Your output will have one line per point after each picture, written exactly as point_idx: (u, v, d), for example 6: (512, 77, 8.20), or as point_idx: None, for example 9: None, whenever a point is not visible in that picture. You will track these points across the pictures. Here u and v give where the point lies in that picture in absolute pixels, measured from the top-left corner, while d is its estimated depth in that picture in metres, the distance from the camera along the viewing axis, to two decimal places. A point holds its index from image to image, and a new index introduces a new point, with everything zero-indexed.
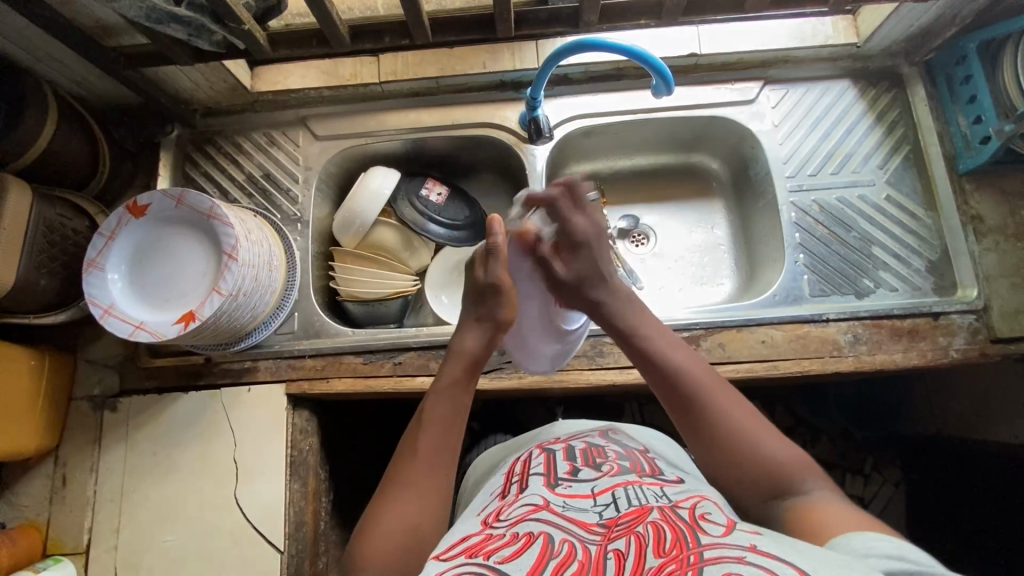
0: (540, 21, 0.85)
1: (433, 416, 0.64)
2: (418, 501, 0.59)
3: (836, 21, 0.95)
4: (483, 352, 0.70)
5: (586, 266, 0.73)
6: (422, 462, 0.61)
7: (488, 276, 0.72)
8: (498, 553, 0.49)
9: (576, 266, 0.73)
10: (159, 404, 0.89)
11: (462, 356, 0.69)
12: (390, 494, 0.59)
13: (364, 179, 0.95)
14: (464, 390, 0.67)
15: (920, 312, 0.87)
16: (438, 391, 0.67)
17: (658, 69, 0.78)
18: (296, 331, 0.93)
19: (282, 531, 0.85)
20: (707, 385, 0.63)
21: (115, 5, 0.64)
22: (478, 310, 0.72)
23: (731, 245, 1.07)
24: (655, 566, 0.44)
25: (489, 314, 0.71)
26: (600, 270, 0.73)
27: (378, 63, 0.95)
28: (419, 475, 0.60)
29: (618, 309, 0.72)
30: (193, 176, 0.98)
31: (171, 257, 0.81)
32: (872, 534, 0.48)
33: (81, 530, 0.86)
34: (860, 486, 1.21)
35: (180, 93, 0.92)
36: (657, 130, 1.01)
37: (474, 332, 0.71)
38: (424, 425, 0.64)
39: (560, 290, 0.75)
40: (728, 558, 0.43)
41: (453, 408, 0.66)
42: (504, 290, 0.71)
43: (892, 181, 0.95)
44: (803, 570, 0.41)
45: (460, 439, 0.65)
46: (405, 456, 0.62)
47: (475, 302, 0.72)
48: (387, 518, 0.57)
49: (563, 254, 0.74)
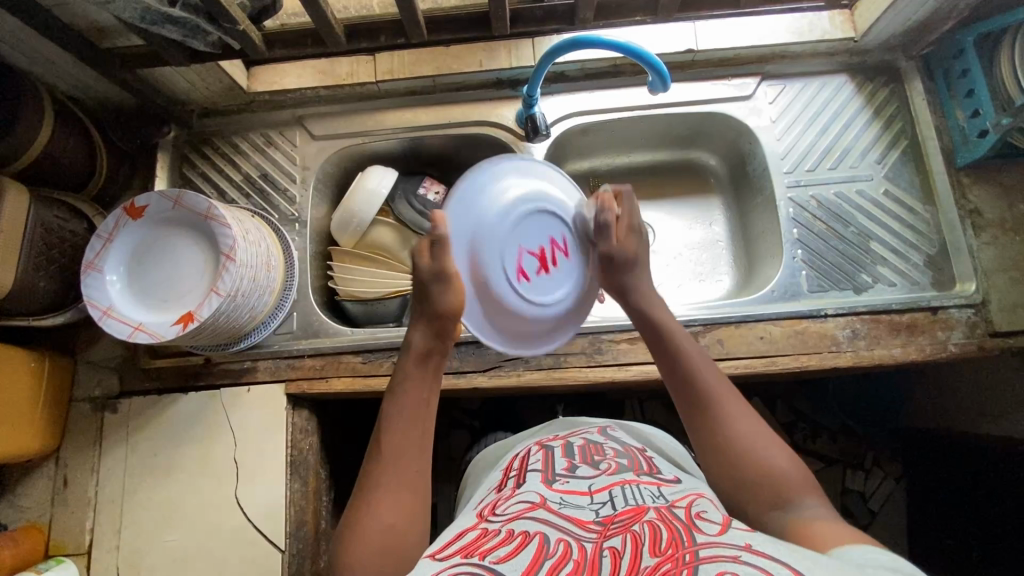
0: (536, 19, 0.85)
1: (398, 416, 0.64)
2: (396, 503, 0.59)
3: (834, 15, 0.94)
4: (438, 345, 0.67)
5: (638, 249, 0.72)
6: (398, 464, 0.61)
7: (431, 266, 0.65)
8: (494, 553, 0.49)
9: (629, 244, 0.71)
10: (159, 404, 0.89)
11: (414, 352, 0.67)
12: (368, 496, 0.59)
13: (362, 179, 0.95)
14: (423, 382, 0.66)
15: (918, 306, 0.87)
16: (399, 389, 0.66)
17: (653, 66, 0.78)
18: (295, 331, 0.93)
19: (283, 529, 0.85)
20: (727, 399, 0.62)
21: (108, 7, 0.64)
22: (422, 304, 0.66)
23: (729, 241, 1.07)
24: (651, 565, 0.44)
25: (433, 306, 0.66)
26: (642, 257, 0.72)
27: (374, 61, 0.95)
28: (395, 481, 0.60)
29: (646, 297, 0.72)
30: (190, 177, 0.98)
31: (156, 257, 0.81)
32: (869, 548, 0.47)
33: (83, 530, 0.87)
34: (860, 480, 1.21)
35: (177, 94, 0.92)
36: (654, 126, 1.01)
37: (420, 325, 0.67)
38: (391, 424, 0.63)
39: (604, 263, 0.72)
40: (723, 557, 0.43)
41: (418, 405, 0.65)
42: (453, 282, 0.65)
43: (890, 175, 0.94)
44: (796, 570, 0.42)
45: (427, 436, 0.64)
46: (377, 461, 0.62)
47: (418, 296, 0.67)
48: (366, 523, 0.57)
49: (623, 230, 0.72)
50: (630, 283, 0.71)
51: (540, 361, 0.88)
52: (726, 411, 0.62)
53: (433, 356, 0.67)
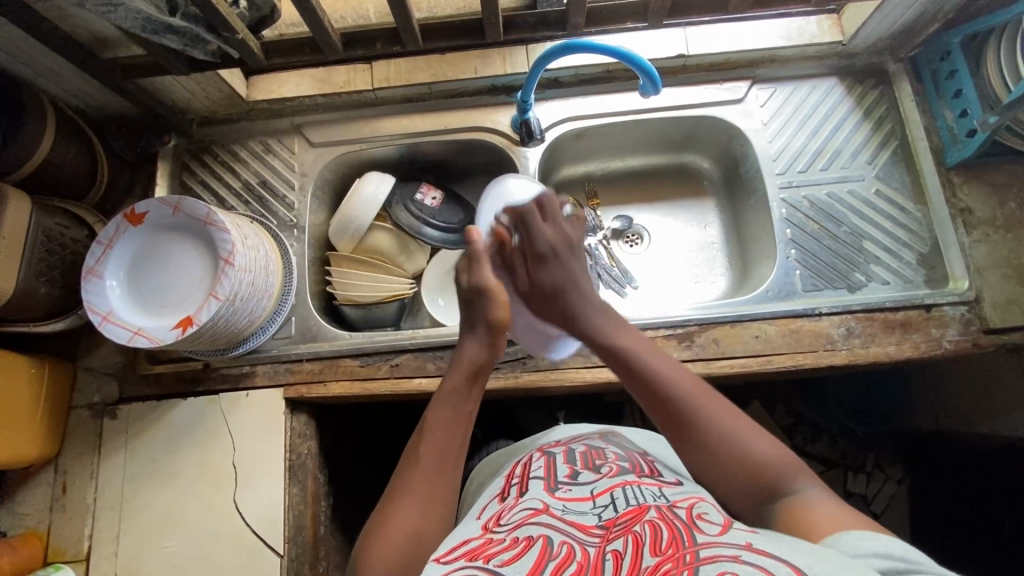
0: (529, 26, 0.87)
1: (439, 425, 0.64)
2: (422, 511, 0.58)
3: (822, 20, 0.96)
4: (484, 360, 0.70)
5: (550, 275, 0.75)
6: (426, 471, 0.61)
7: (471, 283, 0.72)
8: (498, 557, 0.50)
9: (540, 274, 0.75)
10: (159, 410, 0.90)
11: (462, 362, 0.69)
12: (395, 500, 0.59)
13: (359, 186, 0.96)
14: (466, 398, 0.67)
15: (912, 304, 0.87)
16: (442, 398, 0.66)
17: (646, 71, 0.79)
18: (293, 335, 0.93)
19: (282, 534, 0.85)
20: (697, 399, 0.61)
21: (111, 16, 0.65)
22: (470, 317, 0.71)
23: (724, 244, 1.08)
24: (651, 564, 0.44)
25: (479, 318, 0.71)
26: (565, 277, 0.74)
27: (371, 70, 0.97)
28: (422, 489, 0.59)
29: (584, 314, 0.72)
30: (191, 185, 0.99)
31: (169, 263, 0.82)
32: (864, 533, 0.48)
33: (82, 537, 0.87)
34: (862, 483, 1.20)
35: (178, 103, 0.94)
36: (647, 131, 1.03)
37: (472, 338, 0.70)
38: (427, 432, 0.64)
39: (528, 296, 0.76)
40: (723, 557, 0.43)
41: (458, 419, 0.65)
42: (492, 292, 0.71)
43: (880, 175, 0.96)
44: (797, 568, 0.41)
45: (463, 448, 0.64)
46: (407, 467, 0.61)
47: (467, 312, 0.72)
48: (388, 523, 0.57)
49: (530, 259, 0.76)
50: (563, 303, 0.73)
51: (537, 362, 0.89)
52: (700, 412, 0.60)
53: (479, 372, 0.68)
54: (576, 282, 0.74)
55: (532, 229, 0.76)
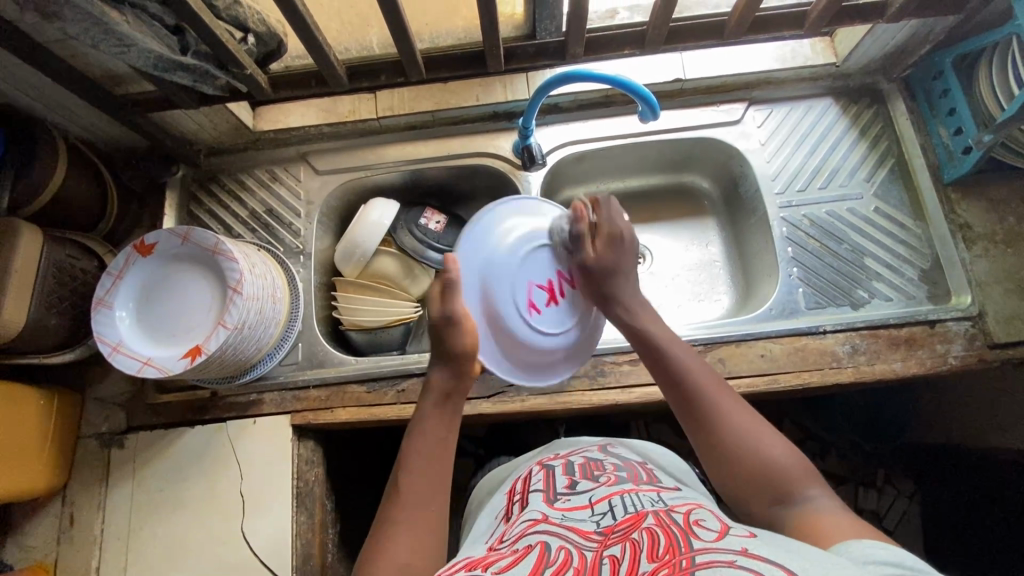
0: (529, 55, 0.88)
1: (417, 454, 0.64)
2: (411, 542, 0.57)
3: (815, 43, 0.98)
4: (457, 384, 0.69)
5: (617, 260, 0.75)
6: (411, 504, 0.60)
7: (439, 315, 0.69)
8: (496, 564, 0.49)
9: (605, 255, 0.75)
10: (167, 438, 0.90)
11: (436, 389, 0.69)
12: (384, 533, 0.58)
13: (364, 213, 0.97)
14: (441, 422, 0.67)
15: (915, 320, 0.88)
16: (421, 426, 0.66)
17: (642, 96, 0.81)
18: (301, 361, 0.94)
19: (290, 563, 0.84)
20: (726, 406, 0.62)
21: (123, 56, 0.67)
22: (439, 346, 0.69)
23: (726, 262, 1.09)
24: (648, 569, 0.44)
25: (448, 347, 0.69)
26: (623, 265, 0.75)
27: (375, 99, 0.99)
28: (407, 519, 0.59)
29: (629, 303, 0.73)
30: (198, 215, 1.00)
31: (176, 293, 0.83)
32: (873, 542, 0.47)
33: (89, 569, 0.86)
34: (873, 499, 1.19)
35: (185, 135, 0.96)
36: (647, 153, 1.04)
37: (439, 364, 0.69)
38: (408, 465, 0.63)
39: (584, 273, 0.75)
40: (719, 562, 0.42)
41: (432, 450, 0.65)
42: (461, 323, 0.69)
43: (879, 194, 0.97)
44: (791, 570, 0.41)
45: (446, 475, 0.64)
46: (391, 502, 0.61)
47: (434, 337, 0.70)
48: (381, 556, 0.56)
49: (600, 241, 0.76)
50: (616, 290, 0.74)
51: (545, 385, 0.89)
52: (725, 422, 0.61)
53: (452, 396, 0.69)
54: (629, 276, 0.75)
55: (611, 215, 0.77)
